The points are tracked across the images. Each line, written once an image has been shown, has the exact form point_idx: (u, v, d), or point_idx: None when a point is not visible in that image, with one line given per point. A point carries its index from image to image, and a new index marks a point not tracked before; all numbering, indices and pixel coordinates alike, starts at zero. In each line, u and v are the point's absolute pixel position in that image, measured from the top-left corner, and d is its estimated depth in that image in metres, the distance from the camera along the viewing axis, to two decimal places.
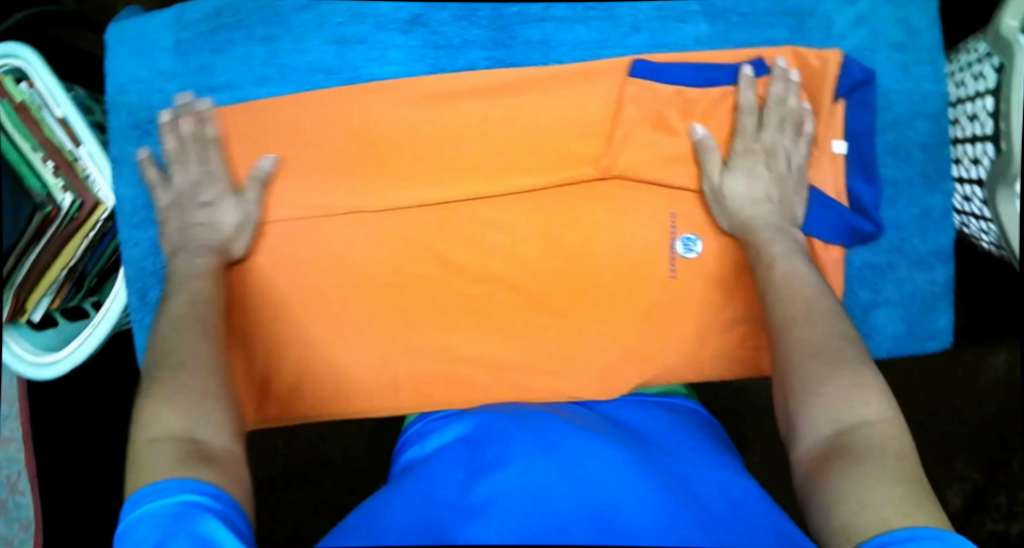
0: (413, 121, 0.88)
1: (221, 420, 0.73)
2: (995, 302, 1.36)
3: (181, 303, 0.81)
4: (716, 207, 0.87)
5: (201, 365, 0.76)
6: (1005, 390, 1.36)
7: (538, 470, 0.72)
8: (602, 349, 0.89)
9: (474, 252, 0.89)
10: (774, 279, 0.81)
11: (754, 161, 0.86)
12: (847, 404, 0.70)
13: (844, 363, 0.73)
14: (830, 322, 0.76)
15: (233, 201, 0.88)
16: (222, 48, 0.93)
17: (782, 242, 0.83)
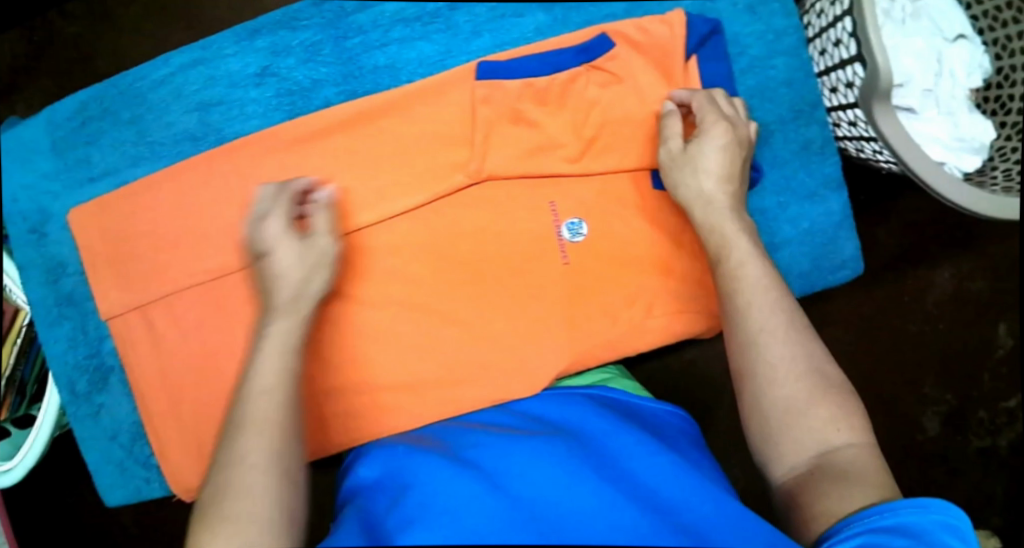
0: (287, 168, 0.90)
1: (265, 538, 0.66)
2: (916, 219, 1.42)
3: (262, 404, 0.71)
4: (676, 174, 0.85)
5: (248, 485, 0.67)
6: (953, 305, 1.45)
7: (473, 484, 0.69)
8: (515, 348, 0.89)
9: (367, 282, 0.88)
10: (740, 283, 0.76)
11: (718, 131, 0.84)
12: (832, 426, 0.69)
13: (831, 388, 0.70)
14: (804, 334, 0.73)
15: (297, 246, 0.82)
16: (95, 139, 0.94)
17: (745, 234, 0.80)
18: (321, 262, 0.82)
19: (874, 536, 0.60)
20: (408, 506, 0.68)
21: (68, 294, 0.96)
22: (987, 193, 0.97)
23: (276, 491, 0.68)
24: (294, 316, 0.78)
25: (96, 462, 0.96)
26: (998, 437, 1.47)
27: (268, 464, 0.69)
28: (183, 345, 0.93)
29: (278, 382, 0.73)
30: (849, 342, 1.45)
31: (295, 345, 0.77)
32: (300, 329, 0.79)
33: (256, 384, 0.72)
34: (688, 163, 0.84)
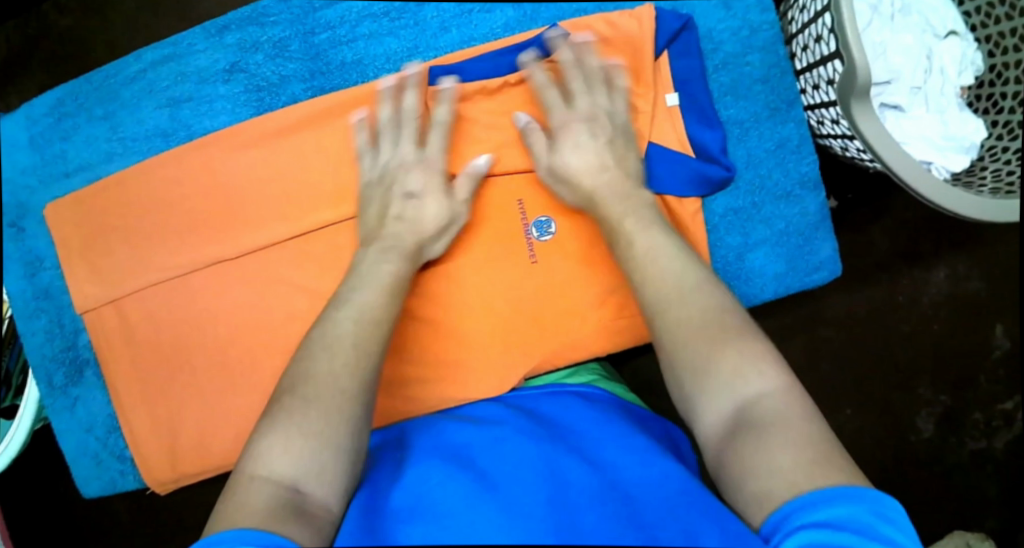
0: (258, 163, 0.91)
1: (336, 474, 0.66)
2: (910, 218, 1.42)
3: (358, 331, 0.73)
4: (560, 189, 0.85)
5: (336, 406, 0.68)
6: (950, 305, 1.43)
7: (454, 476, 0.69)
8: (482, 346, 0.88)
9: (335, 276, 0.90)
10: (641, 255, 0.77)
11: (563, 133, 0.85)
12: (743, 377, 0.68)
13: (728, 338, 0.70)
14: (705, 292, 0.74)
15: (443, 200, 0.85)
16: (71, 135, 0.96)
17: (635, 214, 0.80)
18: (454, 223, 0.86)
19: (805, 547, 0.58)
20: (394, 498, 0.68)
21: (44, 288, 0.97)
22: (974, 195, 0.95)
23: (355, 423, 0.68)
24: (398, 259, 0.81)
25: (74, 454, 0.96)
26: (993, 439, 1.44)
27: (353, 394, 0.69)
28: (153, 341, 0.92)
29: (382, 317, 0.75)
30: (843, 340, 1.43)
31: (402, 283, 0.79)
32: (410, 273, 0.81)
33: (361, 308, 0.75)
34: (562, 175, 0.85)
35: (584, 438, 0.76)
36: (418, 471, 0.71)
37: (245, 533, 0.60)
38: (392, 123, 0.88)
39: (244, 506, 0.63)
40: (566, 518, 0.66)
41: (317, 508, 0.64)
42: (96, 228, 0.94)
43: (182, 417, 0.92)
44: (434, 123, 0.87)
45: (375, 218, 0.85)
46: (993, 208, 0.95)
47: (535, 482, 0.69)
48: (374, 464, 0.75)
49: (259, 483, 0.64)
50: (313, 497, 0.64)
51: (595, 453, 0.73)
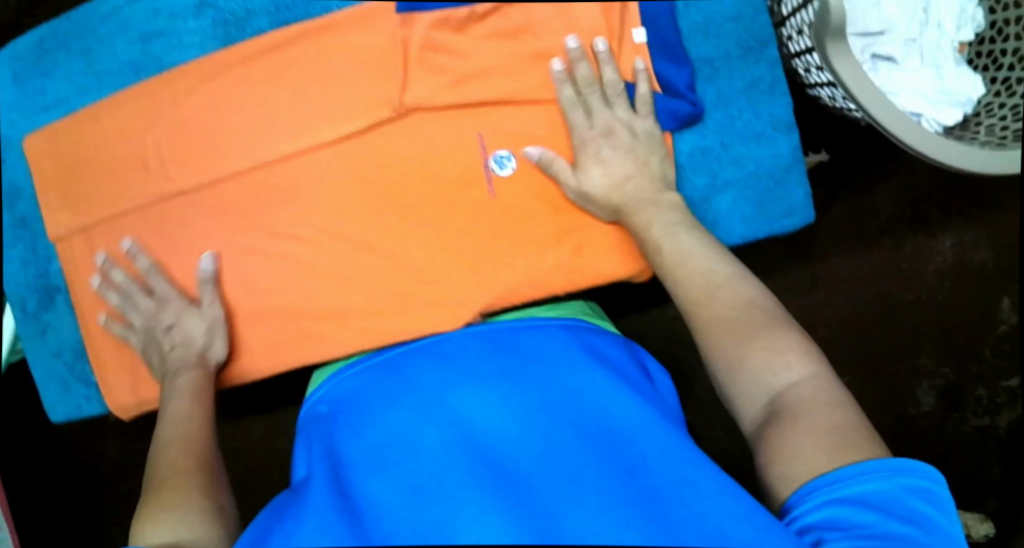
0: (218, 96, 0.90)
1: (208, 521, 0.73)
2: (916, 184, 1.37)
3: (175, 428, 0.81)
4: (591, 208, 0.85)
5: (181, 479, 0.76)
6: (956, 275, 1.39)
7: (427, 435, 0.68)
8: (439, 282, 0.88)
9: (294, 208, 0.89)
10: (674, 262, 0.79)
11: (588, 155, 0.84)
12: (774, 370, 0.69)
13: (756, 332, 0.71)
14: (739, 293, 0.75)
15: (193, 311, 0.89)
16: (49, 70, 0.97)
17: (661, 220, 0.82)
18: (215, 323, 0.89)
19: (837, 517, 0.60)
20: (370, 465, 0.68)
21: (21, 217, 0.99)
22: (964, 145, 0.92)
23: (207, 484, 0.76)
24: (190, 374, 0.87)
25: (42, 378, 0.99)
26: (997, 416, 1.41)
27: (189, 466, 0.77)
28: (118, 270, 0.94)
29: (189, 410, 0.83)
30: (842, 309, 1.39)
31: (201, 383, 0.86)
32: (203, 376, 0.87)
33: (169, 416, 0.83)
34: (592, 197, 0.84)
35: (558, 372, 0.74)
36: (410, 420, 0.70)
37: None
38: (128, 286, 0.91)
39: None
40: (549, 475, 0.65)
41: None
42: (63, 157, 0.95)
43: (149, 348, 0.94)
44: (145, 272, 0.91)
45: (157, 363, 0.91)
46: (983, 160, 0.92)
47: (514, 438, 0.68)
48: (355, 412, 0.75)
49: None
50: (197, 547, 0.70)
51: (574, 386, 0.72)
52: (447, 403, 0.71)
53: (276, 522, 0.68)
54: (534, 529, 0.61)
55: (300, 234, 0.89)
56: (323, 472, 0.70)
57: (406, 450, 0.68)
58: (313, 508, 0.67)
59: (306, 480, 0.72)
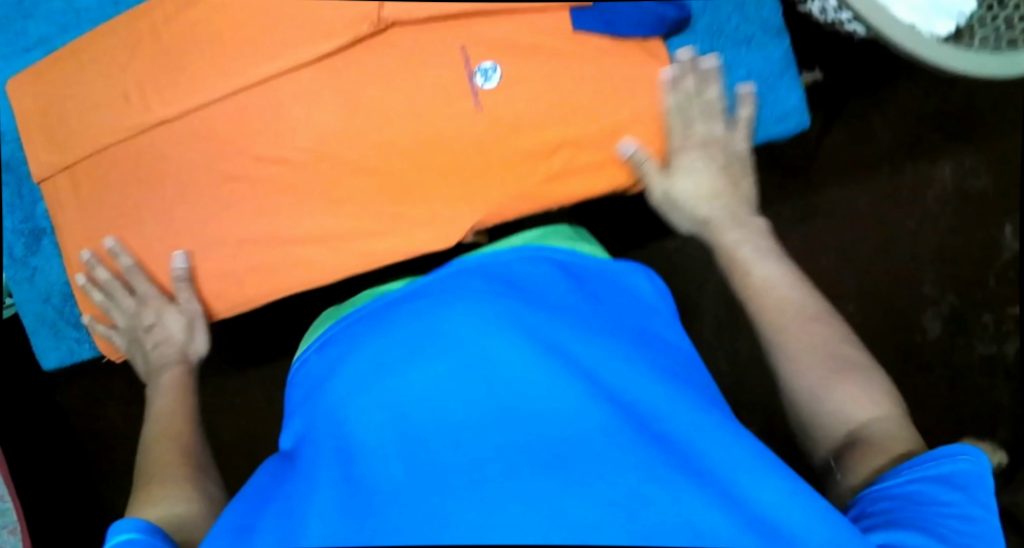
0: (197, 22, 0.89)
1: (196, 496, 0.75)
2: (909, 110, 1.36)
3: (159, 425, 0.83)
4: (670, 212, 0.89)
5: (168, 467, 0.77)
6: (959, 201, 1.37)
7: (440, 420, 0.59)
8: (429, 199, 0.87)
9: (276, 128, 0.88)
10: (758, 289, 0.79)
11: (682, 178, 0.87)
12: (855, 400, 0.69)
13: (849, 368, 0.71)
14: (822, 324, 0.74)
15: (173, 309, 0.91)
16: (29, 11, 0.95)
17: (750, 245, 0.83)
18: (194, 321, 0.92)
19: (919, 490, 0.60)
20: (369, 460, 0.58)
21: (4, 162, 0.97)
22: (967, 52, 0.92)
23: (191, 469, 0.78)
24: (174, 374, 0.89)
25: (32, 325, 0.98)
26: (1004, 344, 1.40)
27: (173, 456, 0.79)
28: (103, 206, 0.92)
29: (173, 407, 0.85)
30: (842, 242, 1.38)
31: (183, 382, 0.89)
32: (188, 375, 0.90)
33: (154, 415, 0.85)
34: (675, 201, 0.87)
35: (584, 329, 0.67)
36: (417, 374, 0.61)
37: (121, 524, 0.67)
38: (109, 284, 0.92)
39: None
40: (587, 464, 0.56)
41: (191, 526, 0.71)
42: (40, 99, 0.93)
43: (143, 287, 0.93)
44: (127, 270, 0.91)
45: (139, 360, 0.93)
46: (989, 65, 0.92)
47: (547, 417, 0.59)
48: (344, 379, 0.65)
49: None
50: (189, 520, 0.72)
51: (603, 364, 0.64)
52: (459, 350, 0.62)
53: (278, 506, 0.61)
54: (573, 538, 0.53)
55: (285, 156, 0.88)
56: (321, 441, 0.62)
57: (420, 416, 0.59)
58: (316, 481, 0.59)
59: (300, 446, 0.64)
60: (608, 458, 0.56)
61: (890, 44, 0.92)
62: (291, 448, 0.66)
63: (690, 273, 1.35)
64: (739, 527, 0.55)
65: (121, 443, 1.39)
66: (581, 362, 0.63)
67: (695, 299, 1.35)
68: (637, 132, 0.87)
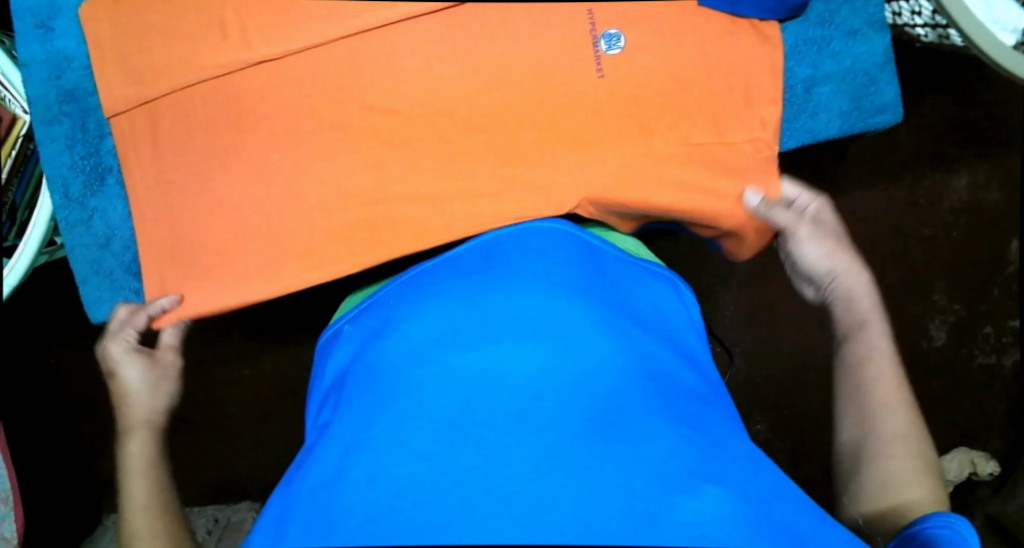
0: None
1: None
2: (933, 122, 1.41)
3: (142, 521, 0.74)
4: (796, 246, 0.87)
5: None
6: (970, 212, 1.43)
7: (502, 388, 0.66)
8: (541, 163, 0.86)
9: (390, 76, 0.85)
10: (867, 364, 0.78)
11: (830, 243, 0.87)
12: (921, 507, 0.70)
13: (927, 481, 0.71)
14: (914, 428, 0.74)
15: (140, 368, 0.85)
16: None
17: (877, 331, 0.81)
18: (166, 378, 0.86)
19: (952, 537, 0.63)
20: (427, 417, 0.65)
21: (69, 90, 0.91)
22: None
23: None
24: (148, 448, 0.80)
25: (82, 272, 0.92)
26: (1002, 356, 1.45)
27: None
28: (183, 148, 0.87)
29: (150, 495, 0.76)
30: (861, 247, 1.42)
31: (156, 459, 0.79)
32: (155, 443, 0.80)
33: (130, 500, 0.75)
34: (807, 244, 0.86)
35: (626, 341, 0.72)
36: (481, 364, 0.68)
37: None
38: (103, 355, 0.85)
39: None
40: (627, 435, 0.64)
41: None
42: (125, 29, 0.87)
43: (220, 235, 0.87)
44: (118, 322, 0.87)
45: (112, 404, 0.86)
46: None
47: (600, 396, 0.66)
48: (411, 348, 0.71)
49: None
50: None
51: (640, 352, 0.71)
52: (521, 349, 0.69)
53: (331, 469, 0.65)
54: (617, 498, 0.59)
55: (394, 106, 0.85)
56: (386, 404, 0.67)
57: (481, 394, 0.66)
58: (367, 450, 0.64)
59: (356, 412, 0.69)
60: (634, 455, 0.62)
61: (981, 54, 0.97)
62: (345, 407, 0.71)
63: (717, 265, 1.36)
64: (747, 526, 0.59)
65: (105, 420, 1.26)
66: (624, 369, 0.69)
67: (718, 291, 1.36)
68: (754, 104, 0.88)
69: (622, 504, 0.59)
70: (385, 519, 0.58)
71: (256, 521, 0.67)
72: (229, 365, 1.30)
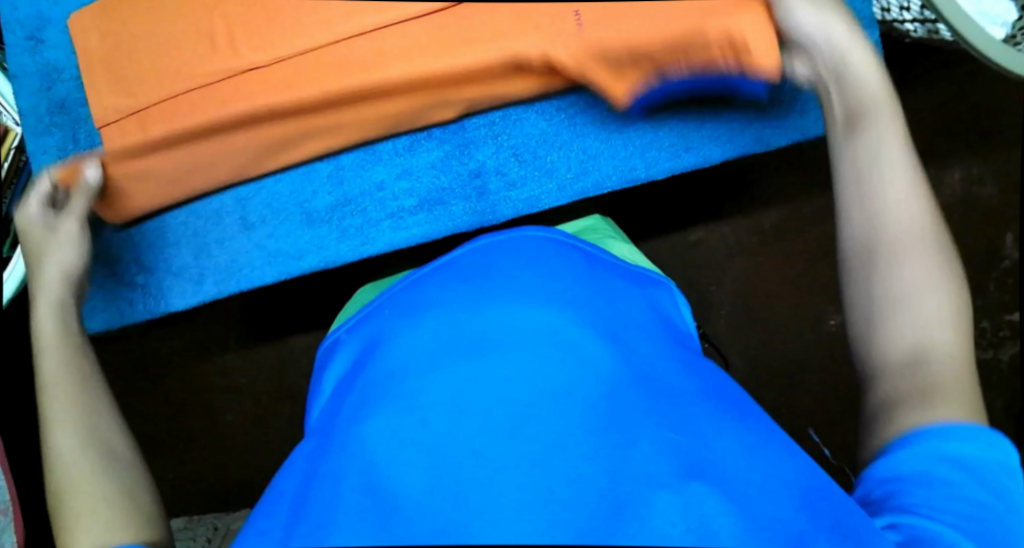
0: None
1: (109, 481, 0.65)
2: (925, 116, 1.41)
3: (49, 354, 0.73)
4: (793, 23, 0.80)
5: (66, 423, 0.68)
6: (964, 207, 1.43)
7: (480, 390, 0.64)
8: None
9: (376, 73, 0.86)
10: (871, 155, 0.69)
11: (828, 11, 0.78)
12: (936, 324, 0.62)
13: (945, 283, 0.63)
14: (929, 220, 0.66)
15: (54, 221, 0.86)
16: None
17: (890, 128, 0.70)
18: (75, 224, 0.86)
19: (915, 472, 0.60)
20: (404, 425, 0.63)
21: (60, 101, 0.94)
22: None
23: (92, 426, 0.69)
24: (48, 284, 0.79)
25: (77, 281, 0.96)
26: (1000, 350, 1.45)
27: (67, 404, 0.69)
28: (174, 158, 0.89)
29: (58, 331, 0.75)
30: None
31: (60, 298, 0.78)
32: (60, 281, 0.80)
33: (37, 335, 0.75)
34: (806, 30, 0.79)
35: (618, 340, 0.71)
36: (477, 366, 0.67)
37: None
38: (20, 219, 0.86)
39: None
40: (607, 438, 0.61)
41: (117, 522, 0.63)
42: (116, 40, 0.89)
43: None
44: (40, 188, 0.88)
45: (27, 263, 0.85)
46: None
47: (580, 393, 0.64)
48: (391, 351, 0.70)
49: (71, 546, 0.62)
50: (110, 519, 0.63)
51: (625, 344, 0.69)
52: (510, 337, 0.67)
53: (317, 482, 0.64)
54: (603, 510, 0.58)
55: (382, 99, 0.88)
56: (369, 411, 0.65)
57: (461, 397, 0.64)
58: (350, 449, 0.64)
59: (344, 421, 0.67)
60: (615, 461, 0.61)
61: (970, 47, 0.97)
62: (334, 417, 0.70)
63: (712, 266, 1.36)
64: (735, 534, 0.57)
65: None
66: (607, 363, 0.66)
67: (713, 290, 1.36)
68: (739, 16, 0.84)
69: (602, 517, 0.57)
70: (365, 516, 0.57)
71: (245, 530, 0.67)
72: (229, 372, 1.35)
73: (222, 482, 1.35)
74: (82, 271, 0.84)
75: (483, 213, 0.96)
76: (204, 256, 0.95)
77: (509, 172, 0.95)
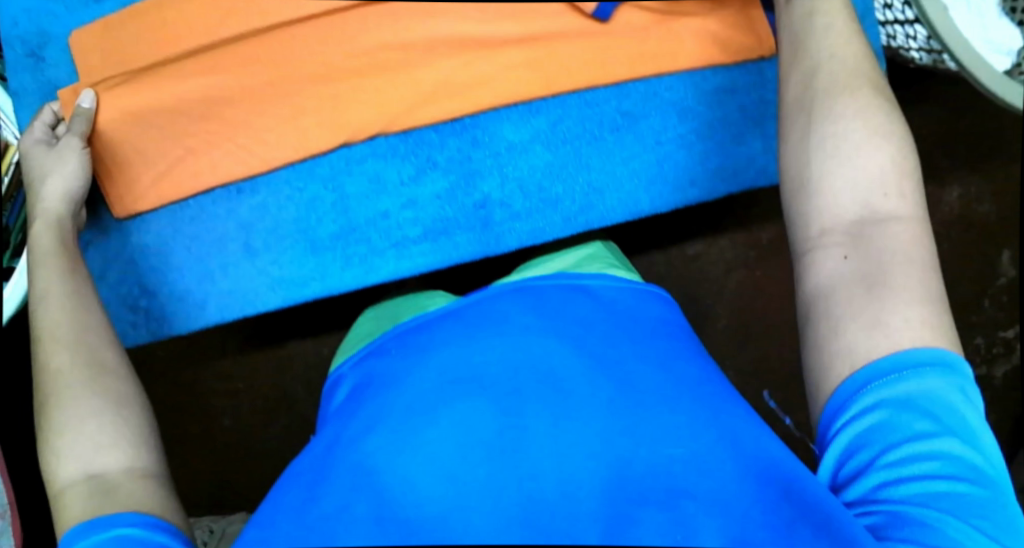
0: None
1: (109, 439, 0.71)
2: (925, 133, 1.41)
3: (53, 309, 0.79)
4: None
5: (70, 375, 0.74)
6: (961, 224, 1.43)
7: (474, 420, 0.64)
8: None
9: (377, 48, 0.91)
10: (820, 65, 0.77)
11: None
12: (883, 197, 0.69)
13: (897, 177, 0.70)
14: (884, 120, 0.72)
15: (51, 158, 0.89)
16: None
17: (844, 48, 0.77)
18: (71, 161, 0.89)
19: (869, 428, 0.64)
20: (404, 460, 0.63)
21: None
22: None
23: (94, 376, 0.75)
24: (50, 232, 0.85)
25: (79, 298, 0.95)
26: (993, 366, 1.46)
27: (68, 359, 0.75)
28: None
29: (63, 288, 0.81)
30: None
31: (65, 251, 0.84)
32: (62, 230, 0.86)
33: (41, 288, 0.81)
34: None
35: (608, 321, 0.73)
36: (470, 350, 0.69)
37: (118, 517, 0.66)
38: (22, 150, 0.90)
39: (68, 513, 0.67)
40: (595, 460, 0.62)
41: (115, 475, 0.69)
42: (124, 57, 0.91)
43: None
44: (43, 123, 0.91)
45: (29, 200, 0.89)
46: None
47: (568, 415, 0.64)
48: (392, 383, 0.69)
49: (68, 492, 0.69)
50: (108, 471, 0.69)
51: (622, 366, 0.68)
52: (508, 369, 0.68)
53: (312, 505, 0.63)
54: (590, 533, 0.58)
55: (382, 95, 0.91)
56: (367, 440, 0.65)
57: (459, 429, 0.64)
58: (346, 480, 0.63)
59: (341, 448, 0.67)
60: (604, 488, 0.60)
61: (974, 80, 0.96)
62: (331, 442, 0.69)
63: (710, 279, 1.36)
64: None
65: None
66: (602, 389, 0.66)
67: (710, 303, 1.37)
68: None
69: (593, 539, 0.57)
70: (376, 533, 0.59)
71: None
72: (227, 377, 1.35)
73: (219, 489, 1.35)
74: (80, 194, 0.90)
75: (487, 245, 0.96)
76: (210, 281, 0.95)
77: (514, 205, 0.95)
